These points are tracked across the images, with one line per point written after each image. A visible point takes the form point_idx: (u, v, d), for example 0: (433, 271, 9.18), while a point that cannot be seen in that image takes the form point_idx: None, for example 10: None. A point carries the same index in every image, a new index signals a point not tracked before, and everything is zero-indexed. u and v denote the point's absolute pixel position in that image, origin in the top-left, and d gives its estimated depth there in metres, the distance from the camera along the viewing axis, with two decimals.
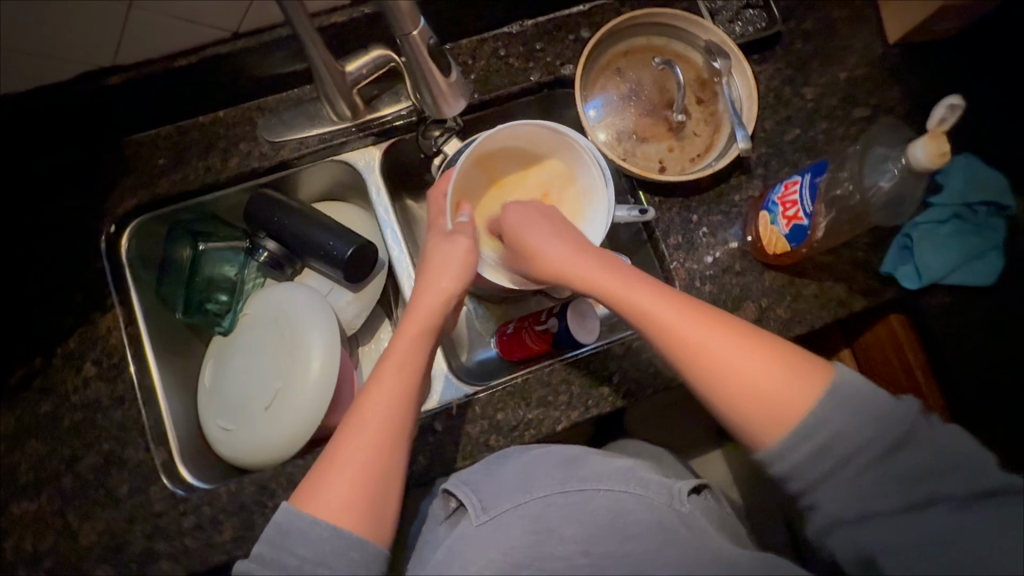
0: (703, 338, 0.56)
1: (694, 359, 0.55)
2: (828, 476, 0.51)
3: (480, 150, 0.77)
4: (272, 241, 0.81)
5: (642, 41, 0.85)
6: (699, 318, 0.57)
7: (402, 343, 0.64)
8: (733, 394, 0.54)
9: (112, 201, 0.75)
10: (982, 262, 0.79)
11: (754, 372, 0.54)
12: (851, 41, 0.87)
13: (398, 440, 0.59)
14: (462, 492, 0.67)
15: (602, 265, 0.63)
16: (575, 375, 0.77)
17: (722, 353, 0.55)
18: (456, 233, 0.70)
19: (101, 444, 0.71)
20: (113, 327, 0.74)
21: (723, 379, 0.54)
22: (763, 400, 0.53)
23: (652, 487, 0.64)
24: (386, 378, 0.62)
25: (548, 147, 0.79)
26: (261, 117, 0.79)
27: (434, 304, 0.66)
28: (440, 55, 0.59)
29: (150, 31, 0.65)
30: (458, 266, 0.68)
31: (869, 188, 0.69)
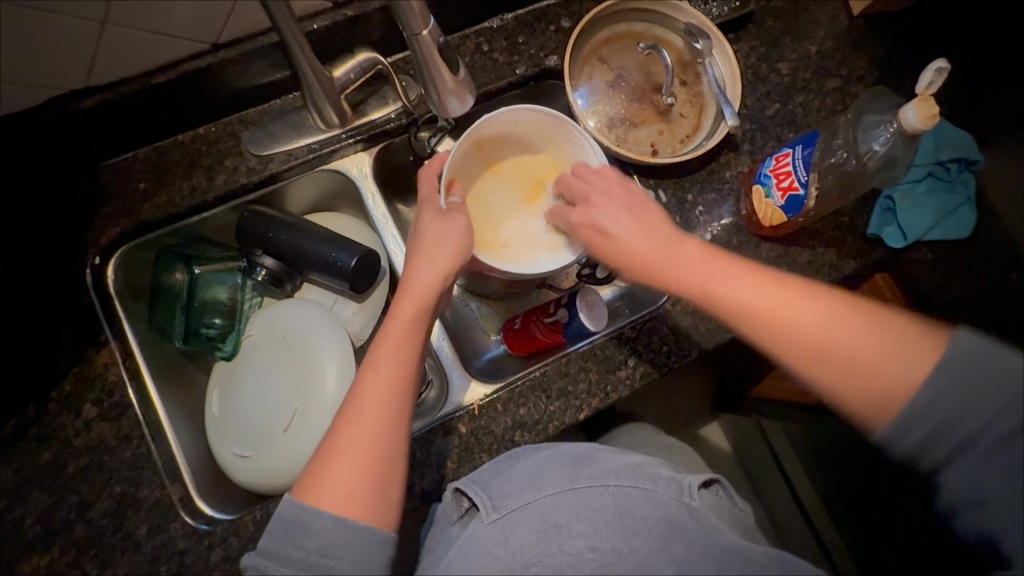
0: (797, 312, 0.55)
1: (807, 344, 0.54)
2: (952, 453, 0.50)
3: (480, 133, 0.73)
4: (269, 257, 0.78)
5: (623, 27, 0.86)
6: (793, 294, 0.56)
7: (395, 325, 0.62)
8: (843, 372, 0.53)
9: (94, 232, 0.72)
10: (957, 216, 0.85)
11: (865, 348, 0.53)
12: (817, 15, 0.90)
13: (398, 427, 0.58)
14: (472, 491, 0.66)
15: (684, 255, 0.61)
16: (592, 363, 0.78)
17: (817, 326, 0.54)
18: (454, 212, 0.67)
19: (112, 487, 0.67)
20: (111, 364, 0.70)
21: (833, 358, 0.54)
22: (874, 372, 0.52)
23: (660, 482, 0.66)
24: (384, 362, 0.60)
25: (548, 135, 0.76)
26: (245, 131, 0.76)
27: (431, 282, 0.64)
28: (447, 53, 0.58)
29: (126, 47, 0.62)
30: (457, 244, 0.66)
31: (864, 153, 0.72)
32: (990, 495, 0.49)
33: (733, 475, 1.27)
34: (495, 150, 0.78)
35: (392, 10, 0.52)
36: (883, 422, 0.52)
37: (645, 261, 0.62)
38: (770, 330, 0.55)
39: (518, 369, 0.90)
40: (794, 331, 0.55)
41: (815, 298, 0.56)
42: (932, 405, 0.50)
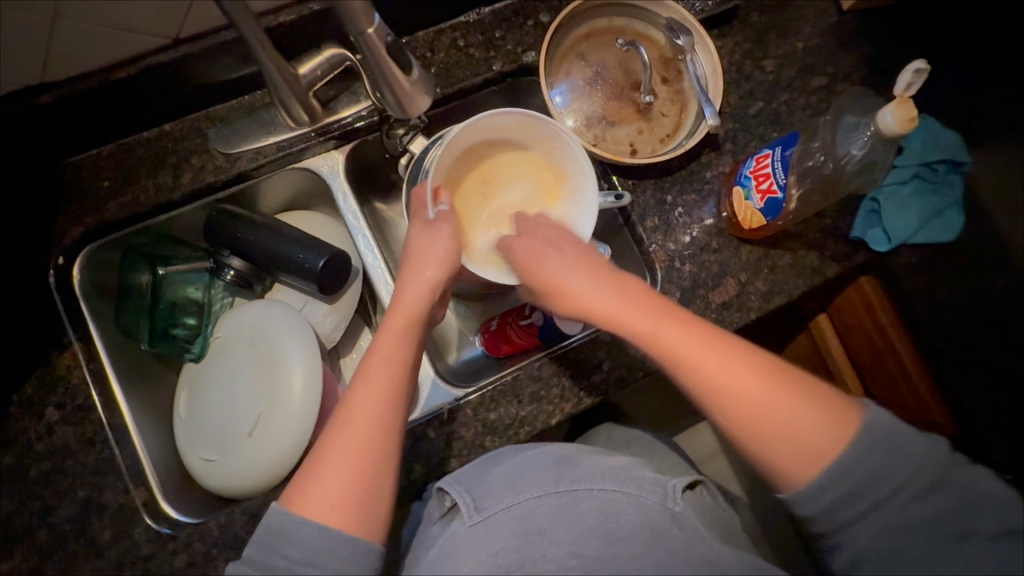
0: (733, 381, 0.55)
1: (735, 411, 0.55)
2: (861, 515, 0.54)
3: (464, 141, 0.72)
4: (237, 258, 0.77)
5: (603, 22, 0.83)
6: (735, 362, 0.56)
7: (386, 336, 0.60)
8: (773, 447, 0.54)
9: (56, 232, 0.70)
10: (944, 218, 0.83)
11: (790, 425, 0.54)
12: (805, 10, 0.88)
13: (387, 440, 0.56)
14: (454, 491, 0.66)
15: (640, 314, 0.58)
16: (566, 368, 0.76)
17: (750, 394, 0.55)
18: (440, 223, 0.65)
19: (75, 491, 0.67)
20: (74, 367, 0.69)
21: (763, 426, 0.54)
22: (804, 445, 0.54)
23: (645, 485, 0.64)
24: (373, 374, 0.58)
25: (538, 138, 0.74)
26: (212, 128, 0.74)
27: (419, 295, 0.62)
28: (399, 52, 0.55)
29: (81, 42, 0.59)
30: (443, 255, 0.64)
31: (842, 157, 0.69)
32: (890, 554, 0.53)
33: (719, 473, 1.26)
34: (490, 155, 0.76)
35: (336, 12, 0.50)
36: (793, 488, 0.55)
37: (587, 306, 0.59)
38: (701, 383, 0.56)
39: (494, 370, 0.89)
40: (727, 396, 0.55)
41: (753, 367, 0.55)
42: (847, 472, 0.54)
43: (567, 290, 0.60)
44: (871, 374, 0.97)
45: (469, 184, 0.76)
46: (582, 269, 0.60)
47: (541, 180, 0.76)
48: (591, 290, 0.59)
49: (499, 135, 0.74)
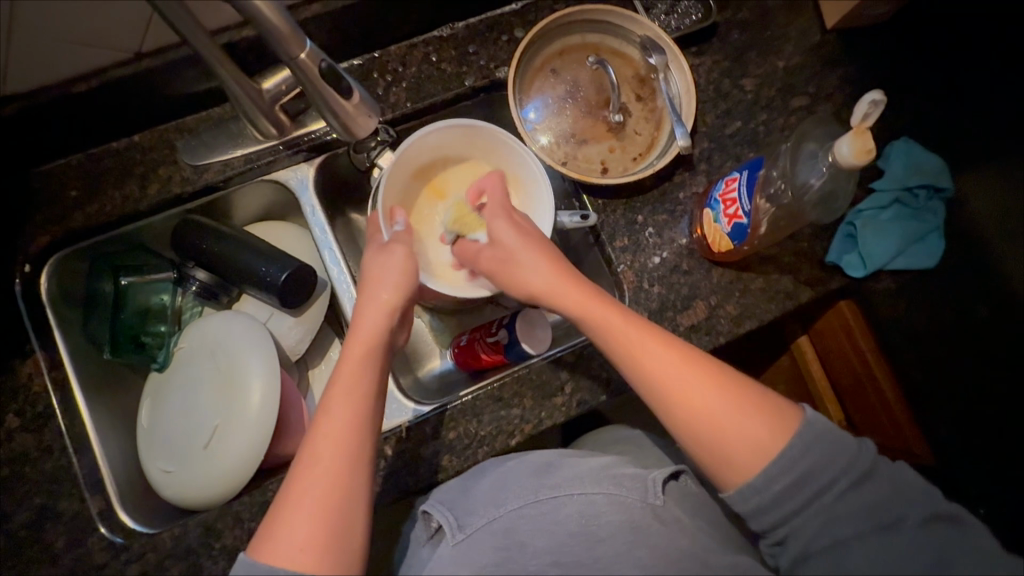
0: (674, 377, 0.56)
1: (671, 401, 0.56)
2: (802, 505, 0.52)
3: (413, 161, 0.75)
4: (202, 270, 0.78)
5: (577, 39, 0.83)
6: (676, 358, 0.57)
7: (347, 365, 0.59)
8: (717, 441, 0.54)
9: (23, 240, 0.71)
10: (925, 245, 0.80)
11: (734, 422, 0.54)
12: (787, 29, 0.86)
13: (358, 473, 0.53)
14: (437, 512, 0.64)
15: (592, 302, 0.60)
16: (527, 389, 0.75)
17: (687, 392, 0.55)
18: (393, 243, 0.66)
19: (32, 498, 0.67)
20: (36, 374, 0.70)
21: (698, 421, 0.55)
22: (743, 444, 0.53)
23: (624, 483, 0.63)
24: (336, 406, 0.56)
25: (487, 147, 0.75)
26: (180, 139, 0.75)
27: (381, 317, 0.62)
28: (335, 76, 0.56)
29: (43, 55, 0.60)
30: (401, 276, 0.64)
31: (801, 186, 0.68)
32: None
33: None
34: (438, 169, 0.78)
35: (264, 40, 0.50)
36: (734, 485, 0.54)
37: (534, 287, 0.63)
38: (640, 366, 0.57)
39: (463, 386, 0.88)
40: (665, 388, 0.56)
41: (693, 369, 0.56)
42: (793, 462, 0.52)
43: (524, 274, 0.63)
44: (852, 400, 0.95)
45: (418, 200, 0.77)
46: (541, 257, 0.63)
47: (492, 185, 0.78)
48: (548, 277, 0.62)
49: (446, 152, 0.76)
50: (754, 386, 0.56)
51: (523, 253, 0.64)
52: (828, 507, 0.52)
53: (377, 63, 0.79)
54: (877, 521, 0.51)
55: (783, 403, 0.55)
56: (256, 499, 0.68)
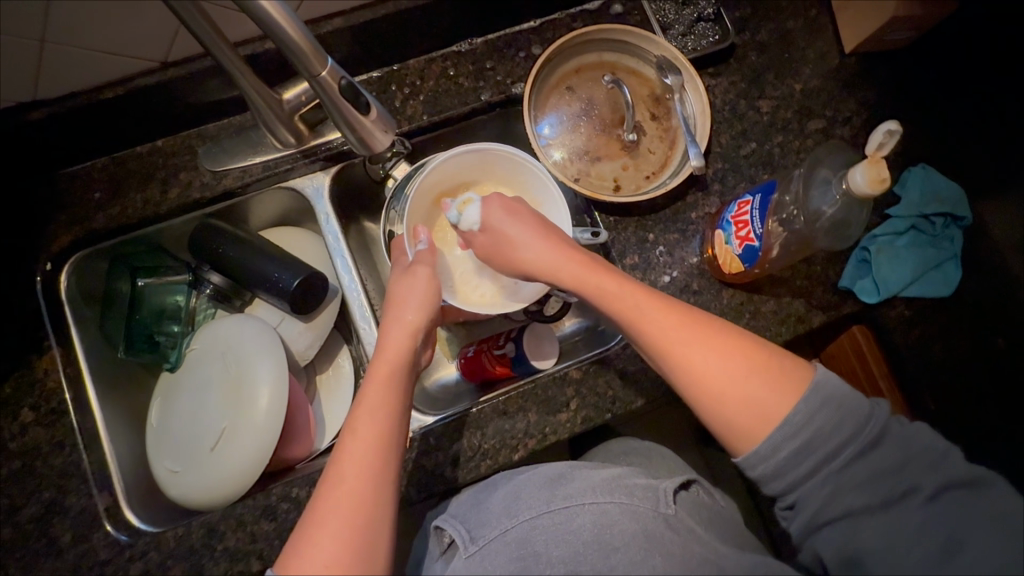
0: (675, 339, 0.56)
1: (674, 363, 0.56)
2: (811, 471, 0.52)
3: (435, 188, 0.76)
4: (216, 274, 0.80)
5: (594, 57, 0.83)
6: (680, 319, 0.57)
7: (370, 384, 0.59)
8: (725, 407, 0.54)
9: (47, 239, 0.73)
10: (940, 273, 0.80)
11: (745, 388, 0.53)
12: (805, 52, 0.86)
13: (382, 489, 0.53)
14: (450, 526, 0.65)
15: (585, 281, 0.62)
16: (531, 404, 0.75)
17: (691, 354, 0.55)
18: (418, 264, 0.67)
19: (41, 492, 0.68)
20: (51, 370, 0.71)
21: (703, 386, 0.55)
22: (749, 407, 0.53)
23: (636, 493, 0.61)
24: (360, 423, 0.56)
25: (506, 176, 0.77)
26: (201, 145, 0.77)
27: (405, 337, 0.63)
28: (354, 92, 0.57)
29: (74, 62, 0.63)
30: (425, 295, 0.65)
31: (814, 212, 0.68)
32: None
33: None
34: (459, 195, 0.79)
35: (286, 55, 0.51)
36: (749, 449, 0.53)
37: (532, 267, 0.65)
38: (640, 337, 0.58)
39: (469, 398, 0.89)
40: (668, 352, 0.56)
41: (696, 328, 0.56)
42: (797, 429, 0.52)
43: (518, 252, 0.65)
44: None
45: (442, 224, 0.79)
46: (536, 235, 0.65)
47: None
48: (541, 251, 0.64)
49: (467, 179, 0.78)
50: (762, 345, 0.56)
51: (516, 229, 0.65)
52: (838, 483, 0.51)
53: (395, 77, 0.81)
54: (883, 504, 0.50)
55: (793, 365, 0.55)
56: (260, 503, 0.69)
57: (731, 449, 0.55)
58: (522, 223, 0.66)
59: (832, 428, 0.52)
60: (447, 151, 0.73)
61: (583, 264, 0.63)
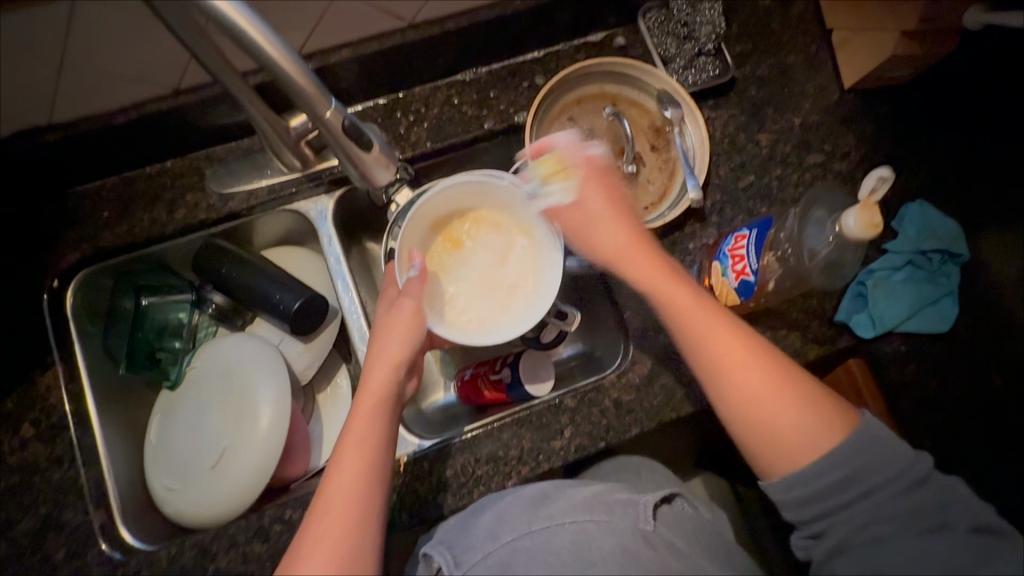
0: (736, 361, 0.57)
1: (729, 385, 0.57)
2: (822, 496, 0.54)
3: (432, 213, 0.75)
4: (219, 294, 0.82)
5: (596, 89, 0.85)
6: (742, 344, 0.58)
7: (356, 420, 0.59)
8: (770, 431, 0.55)
9: (55, 256, 0.74)
10: (935, 309, 0.80)
11: (794, 418, 0.55)
12: (805, 86, 0.88)
13: (366, 527, 0.54)
14: (437, 552, 0.65)
15: (654, 270, 0.63)
16: (526, 431, 0.75)
17: (749, 378, 0.56)
18: (405, 294, 0.66)
19: (37, 508, 0.69)
20: (53, 386, 0.73)
21: (754, 410, 0.56)
22: (795, 437, 0.54)
23: (616, 510, 0.62)
24: (347, 459, 0.56)
25: (498, 203, 0.76)
26: (209, 168, 0.78)
27: (387, 372, 0.62)
28: (355, 130, 0.59)
29: (88, 89, 0.65)
30: (411, 329, 0.64)
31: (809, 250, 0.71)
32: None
33: None
34: (456, 223, 0.78)
35: (293, 98, 0.53)
36: (780, 475, 0.55)
37: (612, 255, 0.65)
38: (708, 349, 0.58)
39: (465, 421, 0.89)
40: (725, 371, 0.57)
41: (757, 355, 0.57)
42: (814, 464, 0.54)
43: (599, 238, 0.66)
44: None
45: (436, 251, 0.77)
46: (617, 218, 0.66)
47: (511, 238, 0.77)
48: (621, 241, 0.65)
49: (463, 206, 0.77)
50: (812, 381, 0.57)
51: (604, 214, 0.66)
52: (850, 521, 0.53)
53: (400, 104, 0.82)
54: None
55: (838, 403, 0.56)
56: (253, 524, 0.69)
57: (761, 471, 0.57)
58: (611, 211, 0.66)
59: (815, 466, 0.54)
60: (450, 178, 0.73)
61: (658, 264, 0.63)
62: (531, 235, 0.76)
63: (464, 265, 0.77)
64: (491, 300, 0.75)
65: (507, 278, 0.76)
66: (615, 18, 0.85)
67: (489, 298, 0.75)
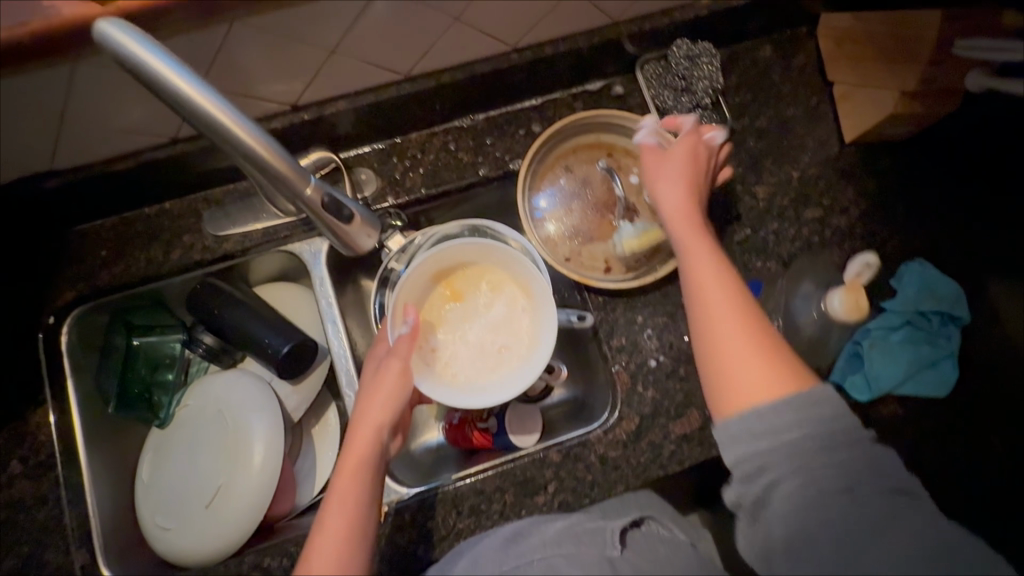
0: (717, 302, 0.57)
1: (707, 318, 0.57)
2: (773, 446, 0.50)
3: (435, 265, 0.75)
4: (209, 335, 0.82)
5: (592, 139, 0.86)
6: (730, 291, 0.58)
7: (339, 480, 0.58)
8: (732, 373, 0.53)
9: (52, 294, 0.76)
10: (935, 371, 0.78)
11: (754, 365, 0.53)
12: (805, 139, 0.87)
13: None
14: None
15: (692, 221, 0.63)
16: (509, 484, 0.75)
17: (723, 317, 0.56)
18: (395, 348, 0.66)
19: (20, 547, 0.71)
20: (43, 424, 0.74)
21: (722, 347, 0.55)
22: (752, 380, 0.52)
23: (583, 540, 0.60)
24: (330, 522, 0.56)
25: (499, 259, 0.76)
26: (207, 209, 0.79)
27: (371, 433, 0.61)
28: (335, 204, 0.63)
29: (88, 141, 0.66)
30: (398, 387, 0.64)
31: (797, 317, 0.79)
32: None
33: None
34: (458, 276, 0.77)
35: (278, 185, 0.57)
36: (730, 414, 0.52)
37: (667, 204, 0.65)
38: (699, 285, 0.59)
39: (451, 466, 0.87)
40: (705, 307, 0.57)
41: (736, 303, 0.57)
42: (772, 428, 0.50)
43: (661, 187, 0.66)
44: None
45: (434, 303, 0.76)
46: (684, 179, 0.65)
47: (513, 298, 0.76)
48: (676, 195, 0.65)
49: (465, 260, 0.76)
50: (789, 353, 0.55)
51: (675, 172, 0.66)
52: (800, 482, 0.48)
53: (397, 149, 0.83)
54: None
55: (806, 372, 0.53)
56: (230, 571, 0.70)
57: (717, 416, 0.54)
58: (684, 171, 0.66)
59: (767, 409, 0.50)
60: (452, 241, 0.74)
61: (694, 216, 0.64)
62: (530, 292, 0.75)
63: (461, 320, 0.76)
64: (483, 356, 0.74)
65: (500, 339, 0.75)
66: (613, 67, 0.85)
67: (478, 357, 0.74)
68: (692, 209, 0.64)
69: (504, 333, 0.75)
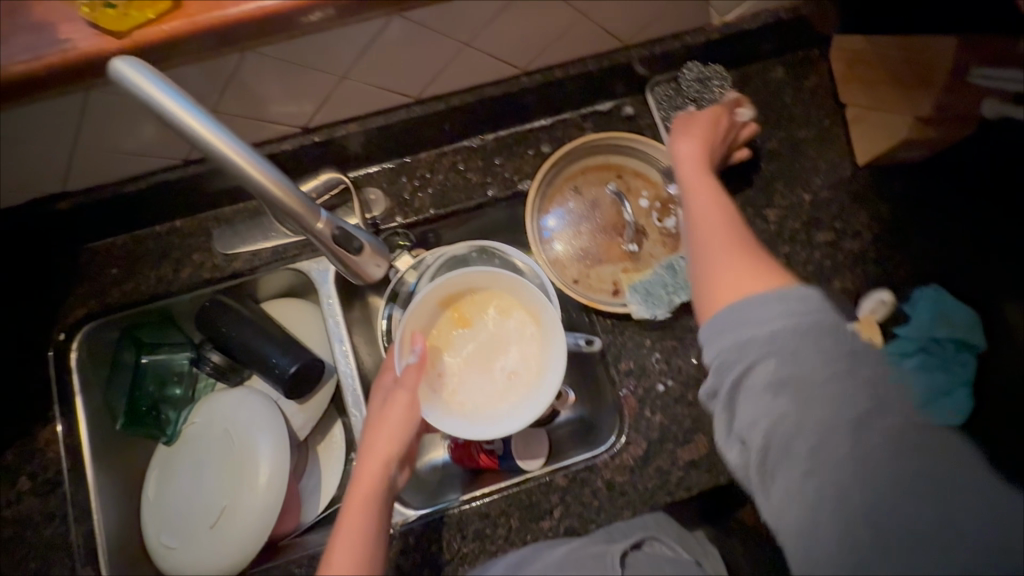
0: (710, 222, 0.59)
1: (699, 234, 0.59)
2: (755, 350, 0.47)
3: (443, 291, 0.74)
4: (217, 353, 0.82)
5: (602, 160, 0.86)
6: (725, 217, 0.59)
7: (347, 516, 0.58)
8: (717, 279, 0.53)
9: (63, 311, 0.76)
10: (949, 399, 0.76)
11: (739, 273, 0.53)
12: (817, 161, 0.86)
13: None
14: None
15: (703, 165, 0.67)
16: (514, 509, 0.74)
17: (713, 236, 0.57)
18: (403, 381, 0.66)
19: (27, 563, 0.71)
20: (51, 441, 0.75)
21: (712, 257, 0.56)
22: (736, 281, 0.52)
23: (585, 565, 0.60)
24: (338, 559, 0.55)
25: (506, 284, 0.75)
26: (217, 228, 0.80)
27: (378, 467, 0.61)
28: (344, 236, 0.63)
29: (102, 163, 0.67)
30: (405, 420, 0.64)
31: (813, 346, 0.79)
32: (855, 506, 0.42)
33: None
34: (466, 300, 0.76)
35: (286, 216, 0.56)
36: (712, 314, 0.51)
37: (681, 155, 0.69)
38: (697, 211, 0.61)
39: (455, 487, 0.86)
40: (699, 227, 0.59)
41: (728, 223, 0.58)
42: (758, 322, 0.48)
43: (679, 141, 0.71)
44: None
45: (442, 329, 0.75)
46: (700, 137, 0.71)
47: (521, 323, 0.75)
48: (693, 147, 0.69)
49: (473, 286, 0.76)
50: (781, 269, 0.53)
51: (696, 131, 0.71)
52: (778, 369, 0.46)
53: (406, 169, 0.83)
54: None
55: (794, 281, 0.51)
56: None
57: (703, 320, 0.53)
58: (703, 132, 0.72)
59: (747, 301, 0.49)
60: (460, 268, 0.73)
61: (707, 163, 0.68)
62: (537, 317, 0.75)
63: (469, 346, 0.75)
64: (491, 381, 0.74)
65: (508, 364, 0.75)
66: (623, 89, 0.84)
67: (486, 382, 0.74)
68: (702, 160, 0.68)
69: (512, 358, 0.75)
